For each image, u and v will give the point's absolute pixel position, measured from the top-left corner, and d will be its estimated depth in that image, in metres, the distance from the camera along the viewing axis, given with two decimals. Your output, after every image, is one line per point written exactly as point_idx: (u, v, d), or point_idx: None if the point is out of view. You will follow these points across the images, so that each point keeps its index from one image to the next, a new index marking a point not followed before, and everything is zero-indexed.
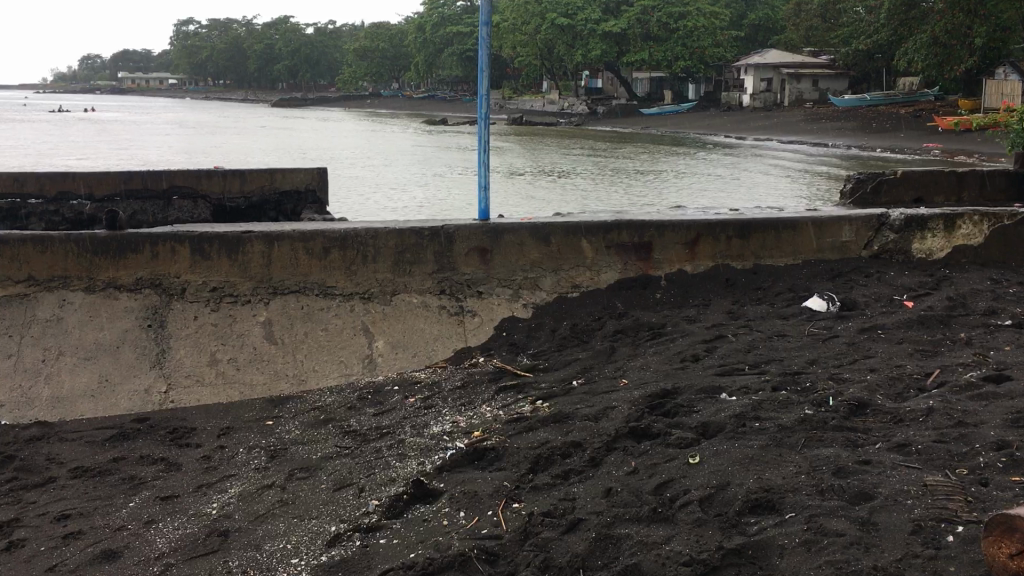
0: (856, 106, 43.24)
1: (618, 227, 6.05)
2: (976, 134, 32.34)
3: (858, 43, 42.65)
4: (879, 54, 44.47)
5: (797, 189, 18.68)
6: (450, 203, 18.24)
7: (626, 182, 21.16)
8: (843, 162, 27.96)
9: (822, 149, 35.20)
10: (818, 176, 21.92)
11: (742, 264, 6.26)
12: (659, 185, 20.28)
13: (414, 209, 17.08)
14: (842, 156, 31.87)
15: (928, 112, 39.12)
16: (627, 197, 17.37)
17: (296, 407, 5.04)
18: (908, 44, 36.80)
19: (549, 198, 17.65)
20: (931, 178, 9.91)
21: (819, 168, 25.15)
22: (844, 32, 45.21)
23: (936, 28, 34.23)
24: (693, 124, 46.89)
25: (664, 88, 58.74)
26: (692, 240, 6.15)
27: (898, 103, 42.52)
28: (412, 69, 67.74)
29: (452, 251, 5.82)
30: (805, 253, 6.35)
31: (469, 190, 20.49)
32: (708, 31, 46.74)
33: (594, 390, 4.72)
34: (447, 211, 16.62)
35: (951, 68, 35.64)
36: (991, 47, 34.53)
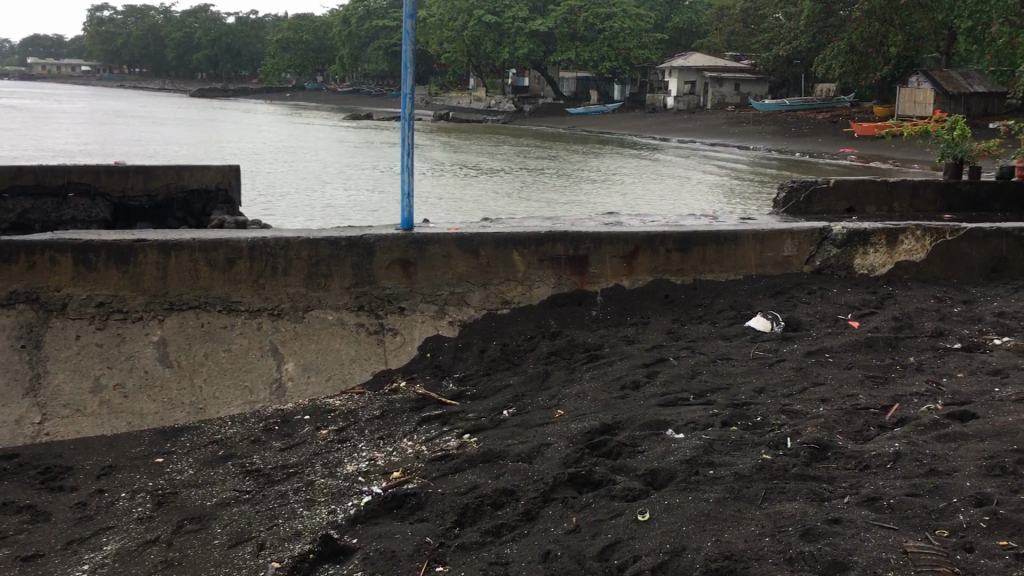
0: (776, 110, 43.82)
1: (552, 239, 5.66)
2: (892, 141, 32.98)
3: (779, 49, 43.24)
4: (799, 60, 45.18)
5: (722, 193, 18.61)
6: (373, 201, 17.64)
7: (552, 183, 20.81)
8: (765, 167, 28.16)
9: (744, 151, 35.50)
10: (741, 181, 21.93)
11: (682, 279, 5.92)
12: (585, 186, 20.02)
13: (335, 208, 16.44)
14: (764, 160, 32.18)
15: (844, 117, 39.87)
16: (552, 198, 17.00)
17: (191, 440, 4.50)
18: (827, 51, 37.42)
19: (472, 197, 17.18)
20: (863, 188, 9.75)
21: (741, 172, 25.26)
22: (765, 38, 45.82)
23: (854, 36, 34.84)
24: (618, 125, 46.97)
25: (590, 88, 58.79)
26: (629, 253, 5.80)
27: (816, 108, 43.25)
28: (337, 62, 66.55)
29: (371, 263, 5.34)
30: (747, 270, 6.03)
31: (392, 188, 19.89)
32: (633, 33, 47.19)
33: (528, 422, 4.30)
34: (369, 211, 16.04)
35: (867, 75, 36.35)
36: (906, 55, 35.29)
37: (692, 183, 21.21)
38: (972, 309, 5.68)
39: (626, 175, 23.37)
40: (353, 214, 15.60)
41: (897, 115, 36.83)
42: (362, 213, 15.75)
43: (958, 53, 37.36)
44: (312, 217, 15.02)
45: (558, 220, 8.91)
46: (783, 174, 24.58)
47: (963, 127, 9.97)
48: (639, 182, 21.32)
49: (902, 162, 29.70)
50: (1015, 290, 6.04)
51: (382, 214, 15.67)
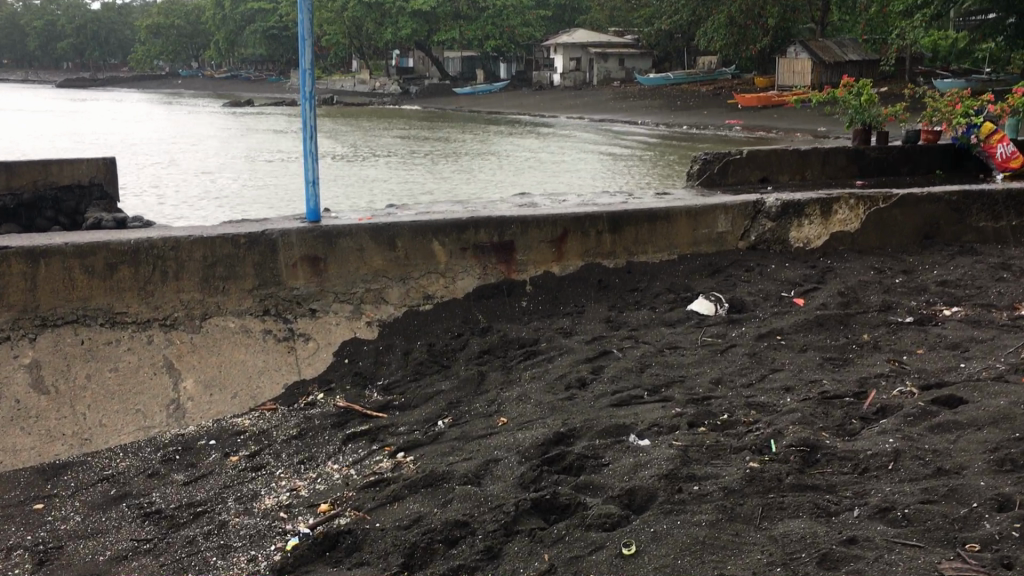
0: (660, 84, 44.17)
1: (475, 226, 5.19)
2: (776, 111, 33.58)
3: (660, 23, 43.56)
4: (680, 34, 45.64)
5: (620, 168, 18.42)
6: (259, 191, 16.75)
7: (446, 164, 20.25)
8: (656, 141, 28.24)
9: (633, 126, 35.61)
10: (635, 155, 21.82)
11: (615, 262, 5.53)
12: (479, 167, 19.54)
13: (222, 200, 15.52)
14: (655, 134, 32.32)
15: (727, 89, 40.43)
16: (449, 180, 16.47)
17: (76, 477, 3.85)
18: (707, 23, 37.84)
19: (365, 183, 16.49)
20: (776, 157, 9.58)
21: (634, 147, 25.21)
22: (646, 13, 46.10)
23: (733, 8, 35.27)
24: (506, 103, 46.60)
25: (476, 67, 58.23)
26: (558, 237, 5.38)
27: (699, 81, 43.81)
28: (213, 47, 64.06)
29: (276, 260, 4.77)
30: (681, 249, 5.69)
31: (280, 176, 19.01)
32: (516, 11, 46.93)
33: (468, 435, 3.82)
34: (259, 203, 15.20)
35: (747, 47, 36.93)
36: (784, 26, 35.95)
37: (588, 160, 20.98)
38: (914, 279, 5.46)
39: (520, 154, 23.01)
40: (240, 207, 14.73)
41: (778, 86, 37.50)
42: (251, 205, 14.90)
43: (832, 22, 38.29)
44: (196, 212, 14.10)
45: (467, 204, 8.41)
46: (675, 147, 24.61)
47: (870, 94, 9.91)
48: (533, 161, 20.99)
49: (786, 130, 30.23)
50: (951, 258, 5.87)
51: (272, 205, 14.85)
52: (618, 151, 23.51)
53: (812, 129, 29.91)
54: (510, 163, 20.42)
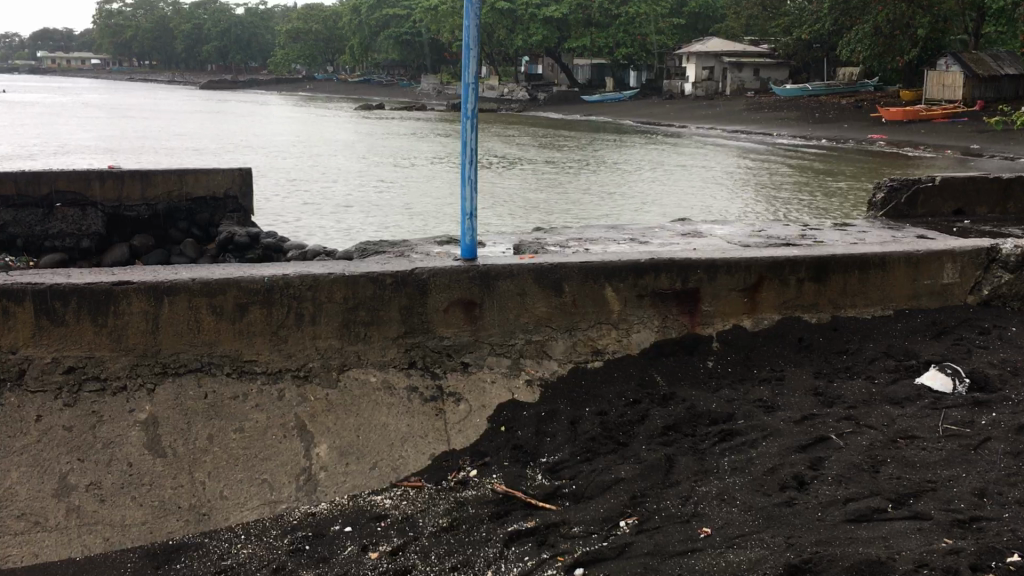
0: (797, 95, 42.20)
1: (654, 270, 4.39)
2: (923, 126, 31.41)
3: (800, 32, 41.60)
4: (820, 44, 43.54)
5: (761, 189, 17.34)
6: (389, 195, 16.41)
7: (577, 176, 19.52)
8: (797, 155, 26.82)
9: (767, 138, 34.02)
10: (774, 174, 20.52)
11: (817, 317, 4.63)
12: (613, 180, 18.75)
13: (349, 205, 15.20)
14: (794, 147, 30.81)
15: (869, 102, 38.28)
16: (583, 195, 15.75)
17: (190, 567, 3.25)
18: (851, 34, 35.82)
19: (496, 193, 15.95)
20: (974, 186, 8.41)
21: (774, 163, 23.96)
22: (784, 22, 44.20)
23: (879, 18, 33.24)
24: (635, 112, 45.50)
25: (605, 75, 57.31)
26: (751, 285, 4.53)
27: (839, 93, 41.62)
28: (347, 52, 65.23)
29: (425, 305, 4.10)
30: (898, 304, 4.74)
31: (410, 181, 18.68)
32: (649, 18, 45.89)
33: (664, 549, 3.03)
34: (389, 209, 14.81)
35: (892, 59, 34.77)
36: (934, 36, 33.62)
37: (726, 176, 19.90)
38: None
39: (654, 167, 22.11)
40: (370, 213, 14.39)
41: (926, 100, 35.19)
42: (381, 212, 14.52)
43: (990, 34, 35.84)
44: (325, 218, 13.80)
45: (625, 229, 7.64)
46: (816, 165, 23.11)
47: None
48: (668, 175, 20.09)
49: (936, 147, 28.17)
50: None
51: (402, 212, 14.45)
52: (754, 167, 22.24)
53: (964, 147, 27.76)
54: (643, 177, 19.46)
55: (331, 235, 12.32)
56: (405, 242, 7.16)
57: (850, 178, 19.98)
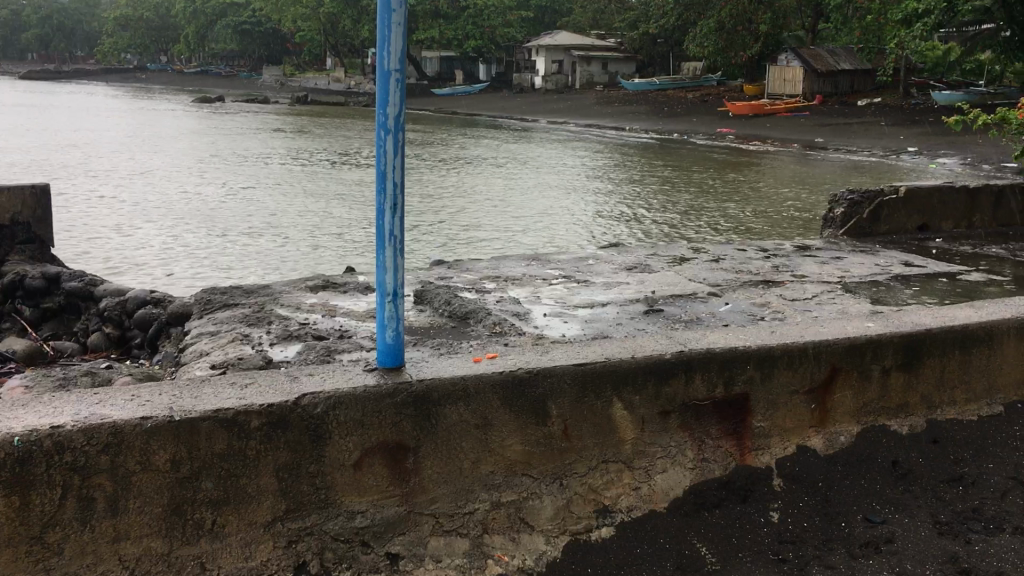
0: (645, 89, 41.49)
1: (688, 372, 2.77)
2: (769, 118, 31.00)
3: (645, 26, 40.86)
4: (664, 39, 42.98)
5: (635, 185, 15.93)
6: (223, 197, 14.13)
7: (435, 173, 17.62)
8: (655, 150, 25.76)
9: (618, 132, 32.98)
10: (640, 170, 19.21)
11: (907, 425, 3.12)
12: (474, 178, 17.04)
13: (174, 210, 12.83)
14: (649, 140, 29.94)
15: (715, 96, 37.94)
16: (447, 195, 13.96)
17: None
18: (695, 29, 35.21)
19: (350, 198, 14.03)
20: (940, 197, 7.22)
21: (635, 157, 22.72)
22: (630, 15, 43.35)
23: (722, 13, 32.80)
24: (487, 106, 43.79)
25: (454, 68, 55.25)
26: (822, 385, 2.97)
27: (683, 87, 41.09)
28: (181, 42, 60.51)
29: (322, 458, 2.36)
30: (1008, 395, 3.29)
31: (246, 181, 16.30)
32: (496, 11, 44.44)
33: None
34: (223, 213, 12.54)
35: (733, 55, 34.36)
36: (774, 31, 33.46)
37: (592, 172, 18.39)
38: None
39: (512, 162, 20.48)
40: (200, 219, 12.10)
41: (767, 94, 34.56)
42: (214, 216, 12.27)
43: (827, 34, 36.08)
44: (144, 226, 11.46)
45: (552, 259, 5.99)
46: (679, 160, 22.04)
47: None
48: (528, 171, 18.55)
49: (781, 141, 27.17)
50: None
51: (238, 216, 12.25)
52: (615, 162, 20.89)
53: (808, 138, 27.28)
54: (506, 175, 17.73)
55: (154, 247, 10.06)
56: (267, 288, 5.32)
57: (713, 172, 18.89)
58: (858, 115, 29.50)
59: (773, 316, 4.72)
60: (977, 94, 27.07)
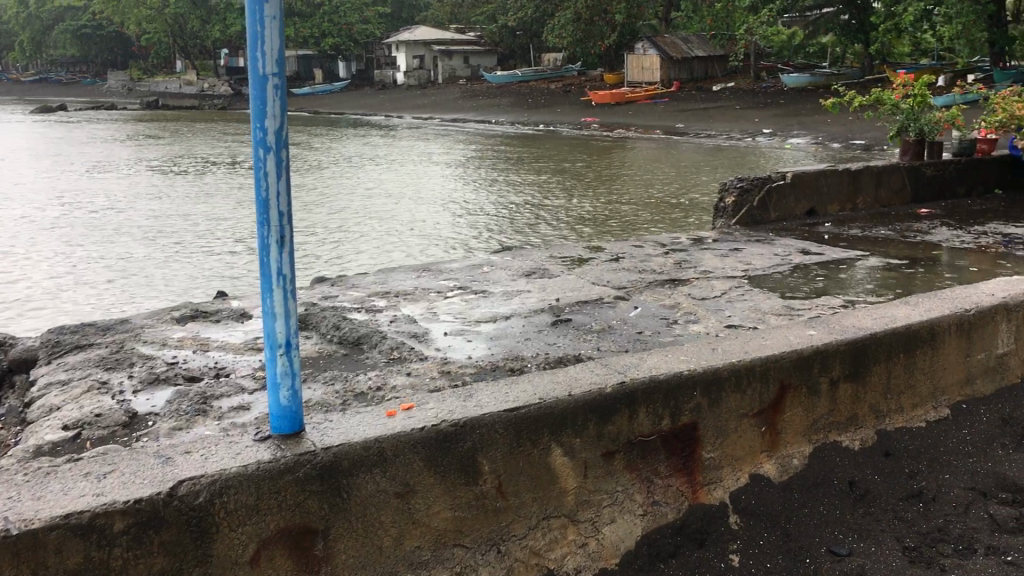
0: (508, 81, 41.33)
1: (629, 407, 2.43)
2: (631, 106, 31.29)
3: (504, 18, 40.66)
4: (523, 31, 42.87)
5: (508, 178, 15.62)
6: (72, 216, 13.06)
7: (301, 178, 16.85)
8: (523, 142, 25.55)
9: (484, 125, 32.66)
10: (510, 162, 18.94)
11: (859, 439, 2.88)
12: (341, 180, 16.33)
13: (17, 232, 11.73)
14: (515, 132, 29.67)
15: (577, 86, 38.11)
16: (315, 200, 13.27)
17: None
18: (553, 19, 35.20)
19: (212, 209, 13.20)
20: (825, 180, 7.17)
21: (503, 150, 22.39)
22: (488, 9, 43.03)
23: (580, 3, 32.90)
24: (349, 105, 42.72)
25: (313, 67, 53.72)
26: (770, 404, 2.69)
27: (546, 79, 41.10)
28: (16, 49, 56.68)
29: (212, 556, 1.92)
30: (951, 397, 3.10)
31: (96, 196, 15.17)
32: (352, 7, 43.47)
33: None
34: (73, 233, 11.55)
35: (592, 45, 34.55)
36: (630, 20, 33.83)
37: (464, 167, 18.00)
38: None
39: (380, 161, 19.83)
40: (48, 240, 11.09)
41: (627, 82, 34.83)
42: (64, 237, 11.28)
43: (680, 23, 36.77)
44: None
45: (442, 269, 5.59)
46: (549, 151, 21.89)
47: (920, 92, 7.68)
48: (398, 169, 17.97)
49: (643, 127, 27.47)
50: None
51: (90, 236, 11.29)
52: (485, 156, 20.56)
53: (669, 123, 27.61)
54: (376, 174, 17.14)
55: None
56: (127, 323, 4.72)
57: (582, 162, 18.72)
58: (717, 98, 30.09)
59: (686, 318, 4.47)
60: (824, 76, 28.09)
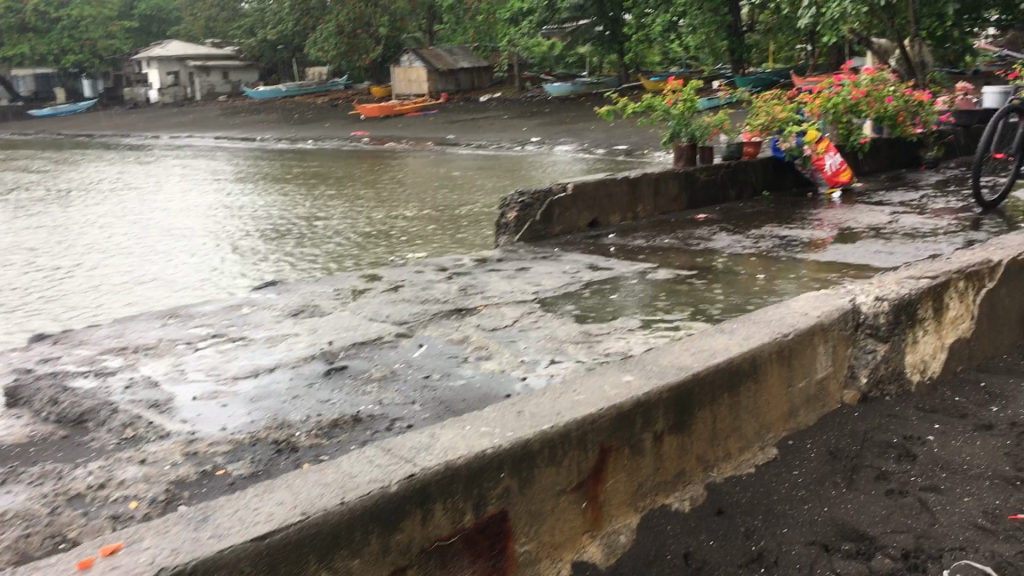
0: (271, 97, 39.66)
1: (423, 506, 1.90)
2: (401, 118, 30.78)
3: (263, 31, 38.95)
4: (284, 45, 41.29)
5: (277, 197, 14.64)
6: None
7: (37, 206, 15.02)
8: (292, 158, 24.38)
9: (250, 143, 31.04)
10: (277, 180, 17.87)
11: (685, 499, 2.50)
12: (85, 208, 14.69)
13: None
14: (280, 148, 28.32)
15: (344, 100, 37.09)
16: (52, 232, 11.75)
17: None
18: (314, 32, 34.03)
19: None
20: (606, 190, 6.96)
21: (269, 168, 21.17)
22: (245, 22, 41.13)
23: (342, 16, 31.98)
24: (98, 125, 39.42)
25: (53, 87, 49.26)
26: (588, 475, 2.25)
27: (312, 93, 39.77)
28: None
29: None
30: (777, 433, 2.80)
31: None
32: (94, 21, 40.30)
33: None
34: None
35: (358, 58, 33.71)
36: (394, 32, 33.29)
37: (227, 188, 16.75)
38: None
39: (132, 184, 18.16)
40: None
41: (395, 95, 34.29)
42: None
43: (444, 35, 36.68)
44: None
45: (195, 313, 4.82)
46: (319, 167, 20.94)
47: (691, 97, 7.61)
48: (154, 192, 16.46)
49: (416, 139, 27.01)
50: None
51: None
52: (250, 175, 19.33)
53: (440, 135, 27.28)
54: (127, 199, 15.57)
55: None
56: None
57: (355, 177, 17.95)
58: (485, 109, 30.15)
59: (477, 355, 3.99)
60: (585, 85, 28.86)
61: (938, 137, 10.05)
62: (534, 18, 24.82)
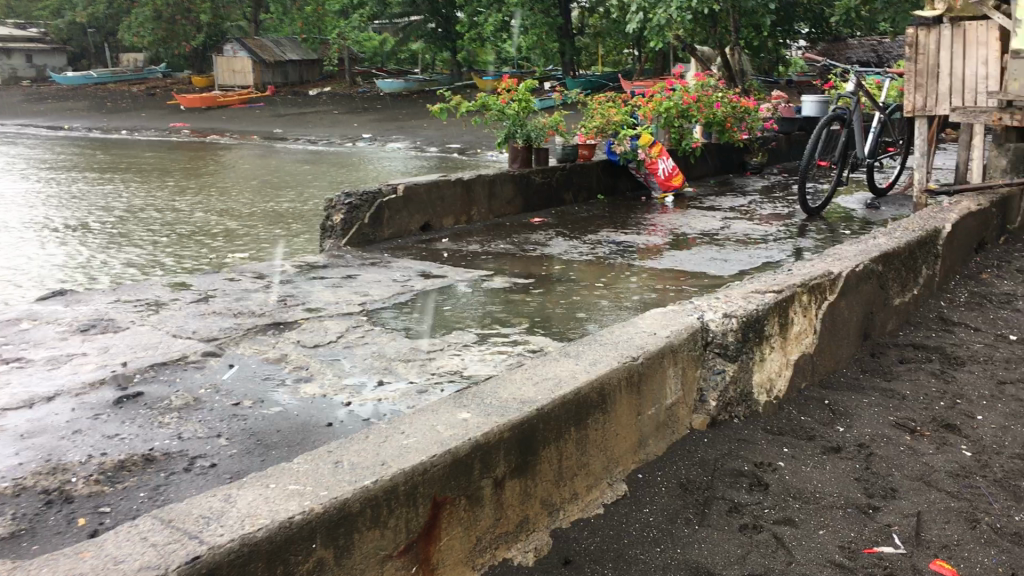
0: (81, 83, 36.92)
1: None
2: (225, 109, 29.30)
3: (70, 12, 36.19)
4: (95, 29, 38.54)
5: (84, 188, 13.46)
6: None
7: None
8: (104, 147, 22.67)
9: (56, 131, 28.72)
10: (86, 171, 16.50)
11: (528, 550, 2.22)
12: None
13: None
14: (90, 138, 26.33)
15: (163, 88, 34.99)
16: None
17: None
18: (129, 15, 31.89)
19: None
20: (438, 192, 6.64)
21: (80, 157, 19.63)
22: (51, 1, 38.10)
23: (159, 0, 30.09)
24: None
25: None
26: (419, 534, 1.92)
27: (126, 81, 37.30)
28: None
29: None
30: (625, 467, 2.57)
31: None
32: None
33: None
34: None
35: (177, 45, 31.85)
36: (216, 20, 31.66)
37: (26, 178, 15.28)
38: (968, 452, 2.96)
39: None
40: None
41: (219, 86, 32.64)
42: None
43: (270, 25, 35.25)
44: None
45: None
46: (133, 158, 19.54)
47: (526, 96, 7.36)
48: None
49: (240, 132, 25.75)
50: (943, 389, 3.47)
51: None
52: (53, 165, 17.76)
53: (267, 128, 26.09)
54: None
55: None
56: None
57: (175, 169, 16.84)
58: (315, 102, 29.13)
59: (295, 377, 3.58)
60: (417, 81, 28.37)
61: (762, 144, 10.28)
62: (366, 10, 24.17)
